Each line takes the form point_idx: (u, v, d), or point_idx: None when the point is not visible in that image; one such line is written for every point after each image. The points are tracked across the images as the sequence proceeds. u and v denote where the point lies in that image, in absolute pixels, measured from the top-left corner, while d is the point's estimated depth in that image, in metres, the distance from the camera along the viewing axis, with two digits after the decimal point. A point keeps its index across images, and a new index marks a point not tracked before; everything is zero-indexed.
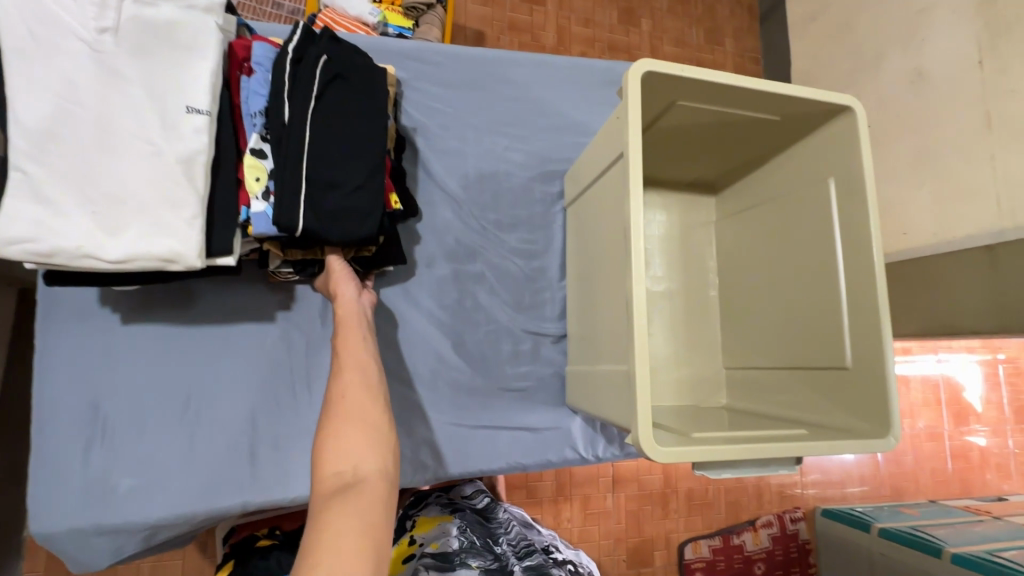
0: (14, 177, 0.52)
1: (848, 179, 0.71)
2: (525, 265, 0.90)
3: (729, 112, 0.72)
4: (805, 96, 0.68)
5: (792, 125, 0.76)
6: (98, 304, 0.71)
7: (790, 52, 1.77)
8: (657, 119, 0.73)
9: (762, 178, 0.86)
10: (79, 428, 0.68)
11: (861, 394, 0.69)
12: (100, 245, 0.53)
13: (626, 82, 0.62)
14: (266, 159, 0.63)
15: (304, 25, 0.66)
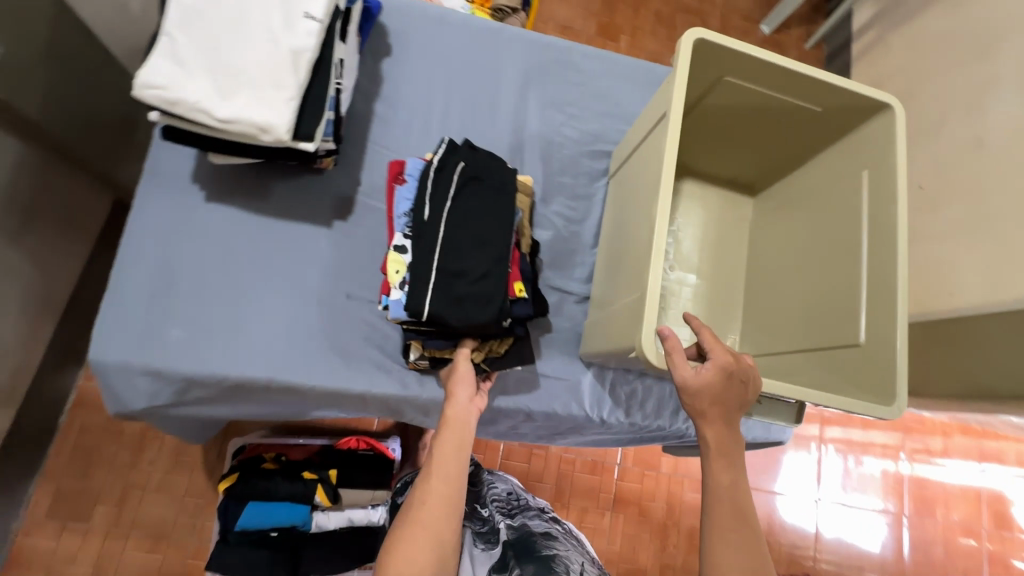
0: (163, 42, 0.64)
1: (881, 172, 0.75)
2: (562, 227, 0.96)
3: (773, 96, 0.79)
4: (846, 87, 0.74)
5: (832, 121, 0.81)
6: (189, 180, 0.82)
7: None
8: (704, 96, 0.81)
9: (800, 177, 0.91)
10: (150, 280, 0.78)
11: (872, 367, 0.72)
12: (211, 104, 0.64)
13: (678, 45, 0.69)
14: (405, 254, 0.79)
15: (448, 140, 0.84)
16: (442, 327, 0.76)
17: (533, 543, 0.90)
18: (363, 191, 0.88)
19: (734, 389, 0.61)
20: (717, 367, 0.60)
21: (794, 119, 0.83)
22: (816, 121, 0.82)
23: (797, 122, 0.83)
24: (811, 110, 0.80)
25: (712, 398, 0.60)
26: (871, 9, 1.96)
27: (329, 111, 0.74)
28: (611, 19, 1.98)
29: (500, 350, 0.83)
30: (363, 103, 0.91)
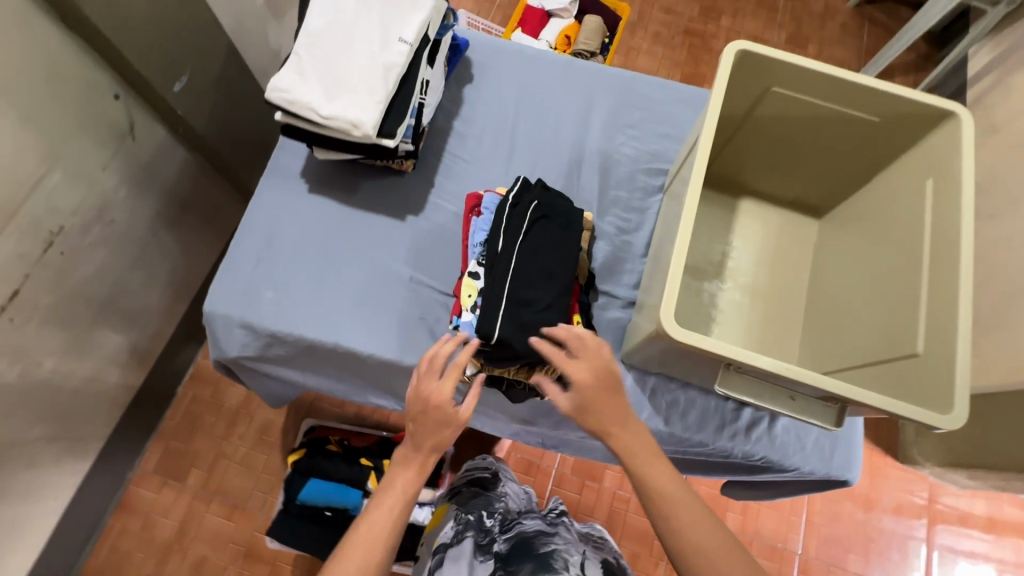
0: (292, 59, 0.83)
1: (945, 177, 0.73)
2: (614, 236, 1.00)
3: (826, 106, 0.80)
4: (902, 93, 0.74)
5: (894, 130, 0.80)
6: (297, 174, 0.99)
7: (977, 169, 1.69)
8: (753, 110, 0.85)
9: (867, 194, 0.89)
10: (256, 250, 0.94)
11: (928, 379, 0.67)
12: (320, 106, 0.80)
13: (722, 56, 0.75)
14: (479, 280, 0.86)
15: (522, 179, 0.88)
16: (504, 351, 0.80)
17: (531, 546, 0.93)
18: (435, 192, 1.00)
19: (605, 386, 0.77)
20: (581, 368, 0.77)
21: (851, 132, 0.83)
22: (877, 132, 0.81)
23: (856, 135, 0.83)
24: (869, 121, 0.80)
25: (581, 407, 0.76)
26: (988, 52, 1.85)
27: (410, 117, 0.87)
28: (695, 69, 2.06)
29: (554, 375, 0.84)
30: (444, 119, 1.06)
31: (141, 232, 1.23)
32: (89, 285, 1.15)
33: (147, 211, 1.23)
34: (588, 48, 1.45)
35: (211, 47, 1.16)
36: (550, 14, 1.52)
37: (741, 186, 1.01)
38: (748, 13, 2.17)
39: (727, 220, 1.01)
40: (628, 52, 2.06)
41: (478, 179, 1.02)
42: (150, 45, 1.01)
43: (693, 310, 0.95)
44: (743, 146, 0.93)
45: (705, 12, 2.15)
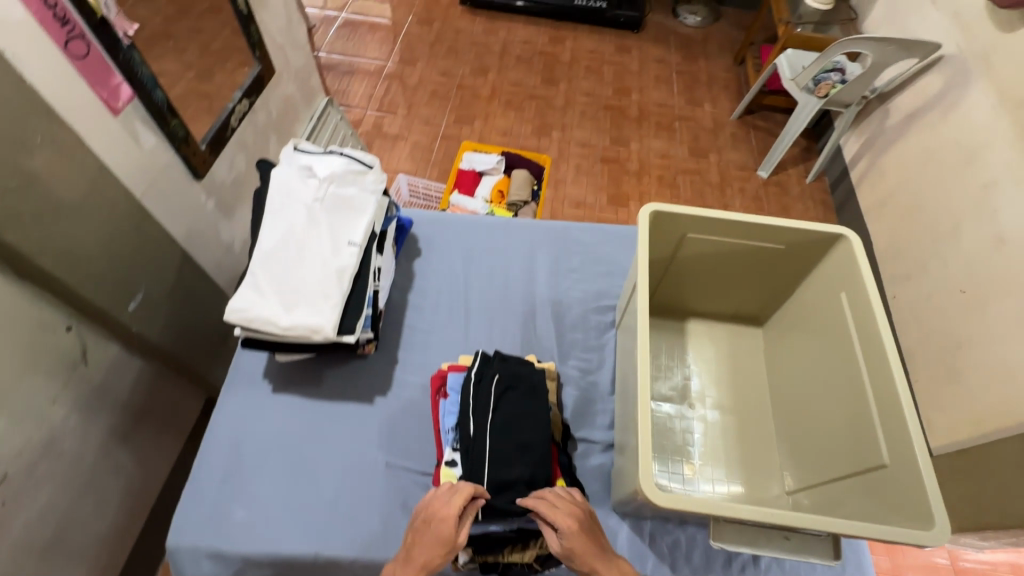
0: (248, 277, 0.87)
1: (855, 290, 0.86)
2: (579, 378, 1.03)
3: (737, 242, 0.93)
4: (794, 225, 0.89)
5: (799, 253, 0.94)
6: (260, 376, 1.00)
7: (886, 239, 1.89)
8: (677, 252, 0.96)
9: (794, 305, 1.00)
10: (222, 466, 0.91)
11: (903, 491, 0.72)
12: (279, 318, 0.84)
13: (639, 217, 0.87)
14: (456, 466, 0.86)
15: (482, 353, 0.94)
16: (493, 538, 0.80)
17: None
18: (399, 368, 1.02)
19: (590, 530, 0.75)
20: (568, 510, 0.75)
21: (764, 258, 0.96)
22: (786, 256, 0.95)
23: (770, 261, 0.96)
24: (777, 248, 0.94)
25: (578, 551, 0.72)
26: (857, 142, 2.16)
27: (367, 308, 0.92)
28: (619, 190, 2.29)
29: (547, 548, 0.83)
30: (399, 294, 1.11)
31: (92, 456, 1.16)
32: (31, 530, 1.04)
33: (99, 432, 1.17)
34: (520, 198, 1.62)
35: (165, 260, 1.20)
36: (481, 174, 1.70)
37: (684, 311, 1.09)
38: (652, 137, 2.48)
39: (679, 343, 1.07)
40: (556, 185, 2.28)
41: (440, 347, 1.06)
42: (103, 275, 1.04)
43: (669, 439, 0.97)
44: (676, 282, 1.02)
45: (616, 141, 2.45)
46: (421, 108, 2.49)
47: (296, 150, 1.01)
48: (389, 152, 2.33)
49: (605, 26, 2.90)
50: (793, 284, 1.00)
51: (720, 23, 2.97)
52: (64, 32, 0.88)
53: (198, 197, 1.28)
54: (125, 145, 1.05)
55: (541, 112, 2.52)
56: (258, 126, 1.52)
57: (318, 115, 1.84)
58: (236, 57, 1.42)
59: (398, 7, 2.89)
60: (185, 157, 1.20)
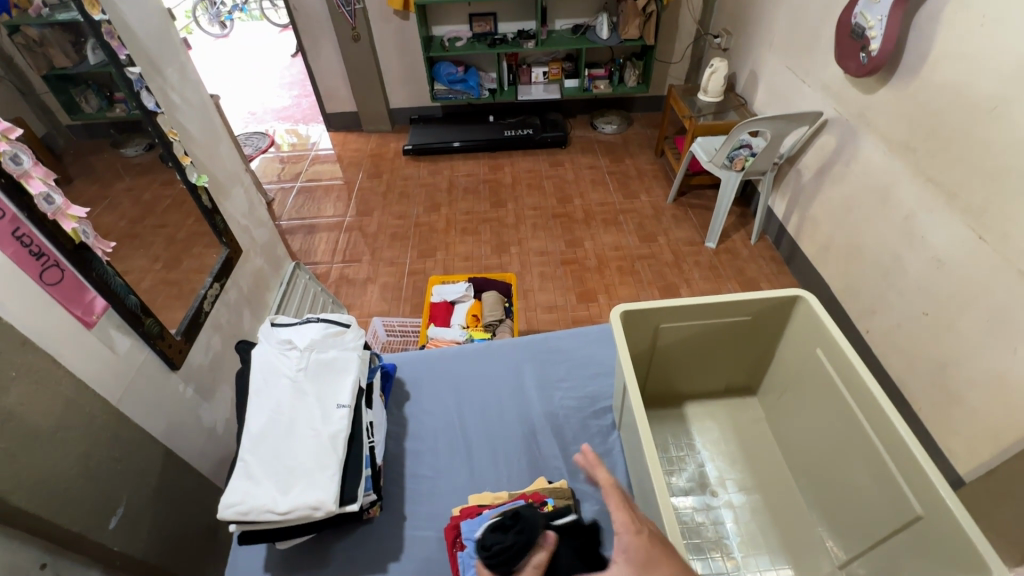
0: (239, 465, 0.84)
1: (828, 346, 0.90)
2: (596, 491, 0.99)
3: (707, 322, 0.98)
4: (752, 296, 0.95)
5: (766, 319, 0.99)
6: (260, 570, 0.92)
7: (841, 279, 2.01)
8: (655, 344, 1.00)
9: (779, 368, 1.03)
10: None
11: (945, 540, 0.70)
12: (277, 502, 0.80)
13: (611, 320, 0.92)
14: None
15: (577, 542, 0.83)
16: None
17: None
18: (409, 525, 0.96)
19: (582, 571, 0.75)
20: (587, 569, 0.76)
21: (735, 332, 1.01)
22: (755, 326, 1.00)
23: (744, 332, 1.01)
24: (745, 319, 0.99)
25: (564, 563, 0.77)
26: (783, 201, 2.38)
27: (366, 468, 0.90)
28: (585, 287, 2.39)
29: None
30: (395, 444, 1.09)
31: None
32: None
33: None
34: (495, 317, 1.67)
35: (147, 462, 1.15)
36: (453, 302, 1.76)
37: (678, 398, 1.11)
38: (603, 233, 2.65)
39: (683, 431, 1.06)
40: (525, 295, 2.37)
41: (446, 492, 1.01)
42: (78, 496, 0.98)
43: (701, 536, 0.92)
44: (662, 371, 1.05)
45: (570, 244, 2.61)
46: (384, 251, 2.62)
47: (273, 326, 1.04)
48: (360, 298, 2.40)
49: (536, 148, 3.23)
50: (771, 348, 1.04)
51: (634, 126, 3.37)
52: (39, 265, 0.93)
53: (176, 388, 1.27)
54: (102, 355, 1.05)
55: (497, 233, 2.69)
56: (230, 305, 1.56)
57: (287, 280, 1.91)
58: (205, 246, 1.51)
59: (348, 168, 3.16)
60: (162, 351, 1.21)
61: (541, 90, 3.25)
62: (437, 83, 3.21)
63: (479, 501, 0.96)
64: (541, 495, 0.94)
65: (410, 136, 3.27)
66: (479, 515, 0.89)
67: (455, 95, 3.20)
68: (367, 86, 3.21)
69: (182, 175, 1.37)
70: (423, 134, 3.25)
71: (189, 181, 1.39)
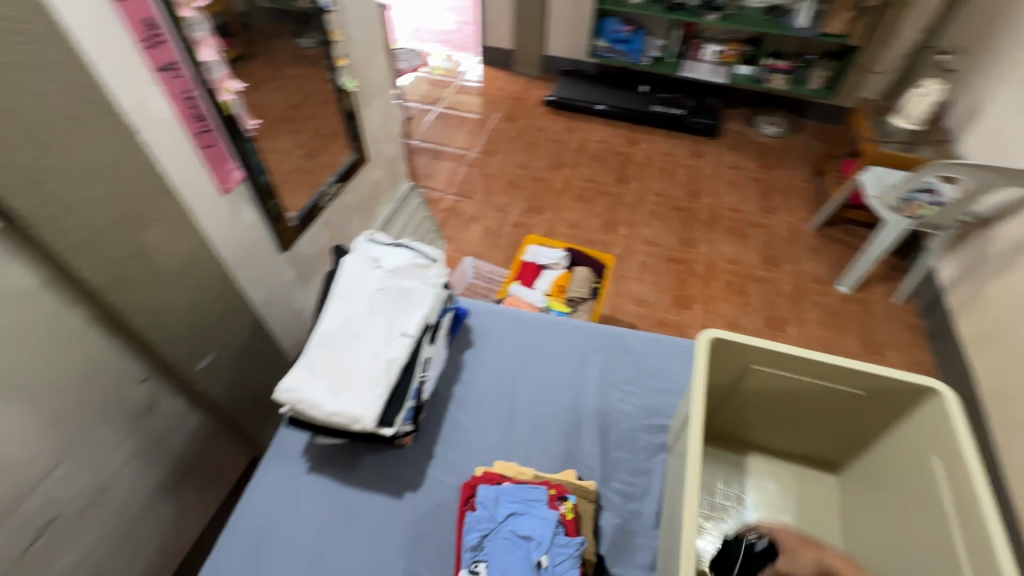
0: (304, 358, 0.91)
1: (949, 455, 0.73)
2: (622, 504, 0.94)
3: (807, 380, 0.86)
4: (873, 370, 0.80)
5: (881, 399, 0.84)
6: (299, 454, 1.01)
7: (993, 378, 1.68)
8: (738, 383, 0.90)
9: (876, 459, 0.88)
10: (243, 547, 0.90)
11: None
12: (324, 401, 0.86)
13: (696, 342, 0.83)
14: None
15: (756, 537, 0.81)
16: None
17: None
18: (434, 464, 0.99)
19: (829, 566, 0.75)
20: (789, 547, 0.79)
21: (838, 401, 0.88)
22: (864, 402, 0.86)
23: (847, 403, 0.87)
24: (854, 392, 0.85)
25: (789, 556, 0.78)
26: (954, 266, 2.00)
27: (411, 400, 0.92)
28: (683, 291, 2.23)
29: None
30: (446, 385, 1.11)
31: (138, 506, 1.20)
32: None
33: (149, 482, 1.22)
34: (580, 295, 1.62)
35: (240, 323, 1.29)
36: (544, 266, 1.73)
37: (743, 445, 1.01)
38: (723, 241, 2.43)
39: (736, 480, 0.98)
40: (618, 280, 2.27)
41: (478, 447, 1.02)
42: (181, 336, 1.13)
43: None
44: (736, 413, 0.96)
45: (684, 242, 2.43)
46: (496, 195, 2.63)
47: (369, 240, 1.09)
48: (461, 234, 2.45)
49: (681, 132, 3.00)
50: (875, 432, 0.89)
51: (800, 134, 2.98)
52: (196, 127, 1.03)
53: (281, 267, 1.40)
54: (227, 219, 1.17)
55: (611, 208, 2.57)
56: (345, 206, 1.67)
57: (399, 198, 2.00)
58: (337, 147, 1.60)
59: (487, 105, 3.17)
60: (276, 232, 1.32)
61: (708, 70, 2.96)
62: (600, 39, 3.05)
63: (502, 471, 0.95)
64: (564, 488, 0.89)
65: (556, 87, 3.17)
66: (499, 484, 0.88)
67: (614, 55, 3.03)
68: (530, 25, 3.13)
69: (333, 76, 1.42)
70: (570, 88, 3.14)
71: (338, 83, 1.45)
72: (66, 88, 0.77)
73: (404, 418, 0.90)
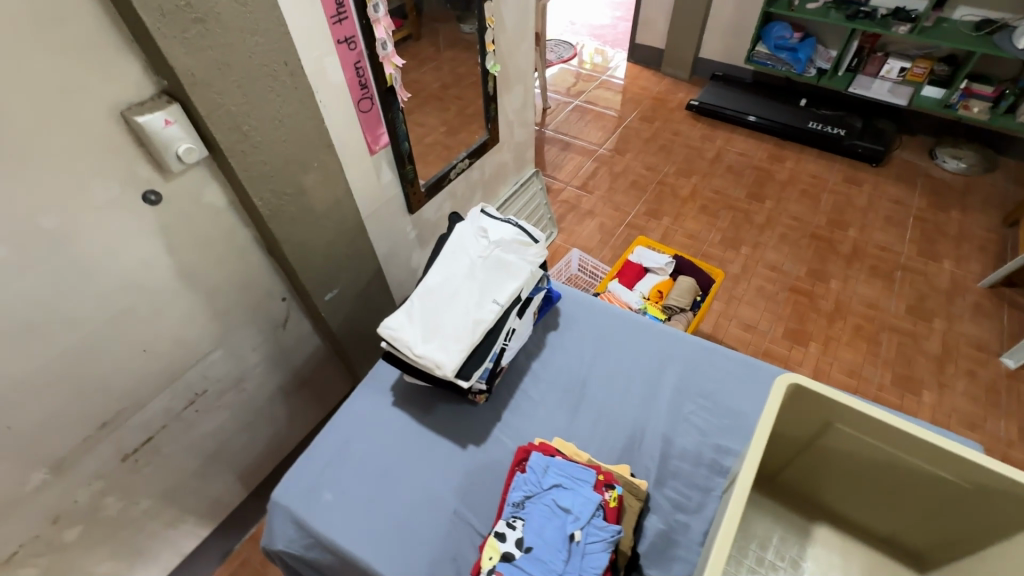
0: (407, 303, 1.03)
1: None
2: (670, 512, 0.94)
3: (899, 454, 0.76)
4: (983, 466, 0.68)
5: (995, 500, 0.71)
6: (388, 387, 1.15)
7: None
8: (816, 437, 0.83)
9: (975, 568, 0.76)
10: (329, 452, 1.06)
11: None
12: (415, 343, 0.97)
13: (773, 383, 0.78)
14: (503, 540, 0.81)
15: None
16: None
17: None
18: (499, 426, 1.07)
19: None
20: None
21: (935, 488, 0.76)
22: (972, 498, 0.73)
23: (949, 493, 0.76)
24: (959, 484, 0.73)
25: None
26: None
27: (488, 361, 1.00)
28: (800, 325, 2.05)
29: None
30: (525, 359, 1.18)
31: (260, 401, 1.45)
32: (202, 443, 1.34)
33: (272, 384, 1.46)
34: (678, 304, 1.57)
35: (363, 268, 1.48)
36: (647, 269, 1.70)
37: (816, 506, 0.94)
38: (861, 280, 2.17)
39: (797, 541, 0.92)
40: (727, 300, 2.15)
41: (542, 422, 1.08)
42: (317, 269, 1.33)
43: None
44: (812, 469, 0.89)
45: (813, 273, 2.21)
46: (616, 193, 2.62)
47: (480, 212, 1.18)
48: (574, 225, 2.49)
49: (838, 155, 2.70)
50: (982, 537, 0.75)
51: (992, 174, 2.53)
52: (359, 94, 1.20)
53: (405, 226, 1.57)
54: (369, 176, 1.35)
55: (736, 225, 2.42)
56: (471, 181, 1.80)
57: (521, 182, 2.10)
58: (473, 127, 1.73)
59: (626, 102, 3.14)
60: (407, 194, 1.49)
61: (886, 88, 2.62)
62: (761, 44, 2.83)
63: (559, 447, 0.98)
64: (614, 478, 0.91)
65: (702, 91, 3.04)
66: (551, 456, 0.92)
67: (775, 63, 2.80)
68: (687, 25, 3.02)
69: (481, 59, 1.54)
70: (717, 94, 2.99)
71: (485, 67, 1.57)
72: (269, 49, 0.96)
73: (480, 375, 0.99)
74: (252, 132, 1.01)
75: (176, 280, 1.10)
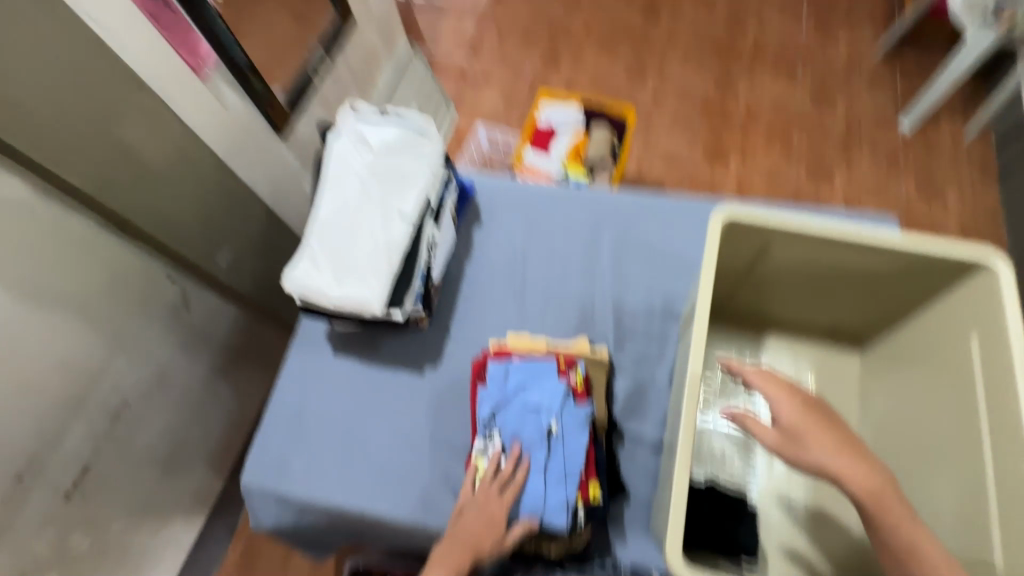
0: (304, 248, 0.91)
1: (994, 329, 0.68)
2: (634, 368, 0.97)
3: (837, 258, 0.79)
4: (915, 247, 0.73)
5: (920, 276, 0.77)
6: (321, 338, 1.05)
7: None
8: (757, 260, 0.84)
9: (902, 336, 0.84)
10: (284, 422, 0.99)
11: None
12: (328, 290, 0.87)
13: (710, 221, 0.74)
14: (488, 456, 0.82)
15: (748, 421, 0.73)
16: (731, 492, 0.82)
17: None
18: (450, 340, 1.03)
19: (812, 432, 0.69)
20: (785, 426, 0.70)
21: (868, 278, 0.81)
22: (900, 279, 0.79)
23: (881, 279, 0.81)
24: (889, 268, 0.78)
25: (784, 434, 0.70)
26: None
27: (419, 284, 0.91)
28: (718, 143, 2.04)
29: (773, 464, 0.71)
30: (457, 264, 1.09)
31: (198, 389, 1.32)
32: (151, 452, 1.23)
33: (203, 368, 1.32)
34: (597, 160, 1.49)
35: (250, 217, 1.28)
36: (558, 128, 1.58)
37: (761, 321, 0.97)
38: (767, 80, 2.14)
39: (750, 353, 0.97)
40: (645, 136, 2.08)
41: (492, 323, 1.04)
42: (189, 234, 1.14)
43: None
44: (754, 290, 0.91)
45: (721, 85, 2.15)
46: (507, 49, 2.35)
47: (354, 117, 0.99)
48: (471, 97, 2.25)
49: None
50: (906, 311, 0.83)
51: None
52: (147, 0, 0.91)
53: (281, 152, 1.33)
54: (209, 106, 1.07)
55: (638, 53, 2.26)
56: (339, 78, 1.52)
57: (398, 63, 1.81)
58: None
59: None
60: (266, 114, 1.24)
61: None
62: None
63: (514, 345, 0.96)
64: (573, 358, 0.90)
65: None
66: (507, 359, 0.90)
67: None
68: None
69: None
70: None
71: None
72: None
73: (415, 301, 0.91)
74: (4, 89, 0.76)
75: (16, 302, 0.90)
